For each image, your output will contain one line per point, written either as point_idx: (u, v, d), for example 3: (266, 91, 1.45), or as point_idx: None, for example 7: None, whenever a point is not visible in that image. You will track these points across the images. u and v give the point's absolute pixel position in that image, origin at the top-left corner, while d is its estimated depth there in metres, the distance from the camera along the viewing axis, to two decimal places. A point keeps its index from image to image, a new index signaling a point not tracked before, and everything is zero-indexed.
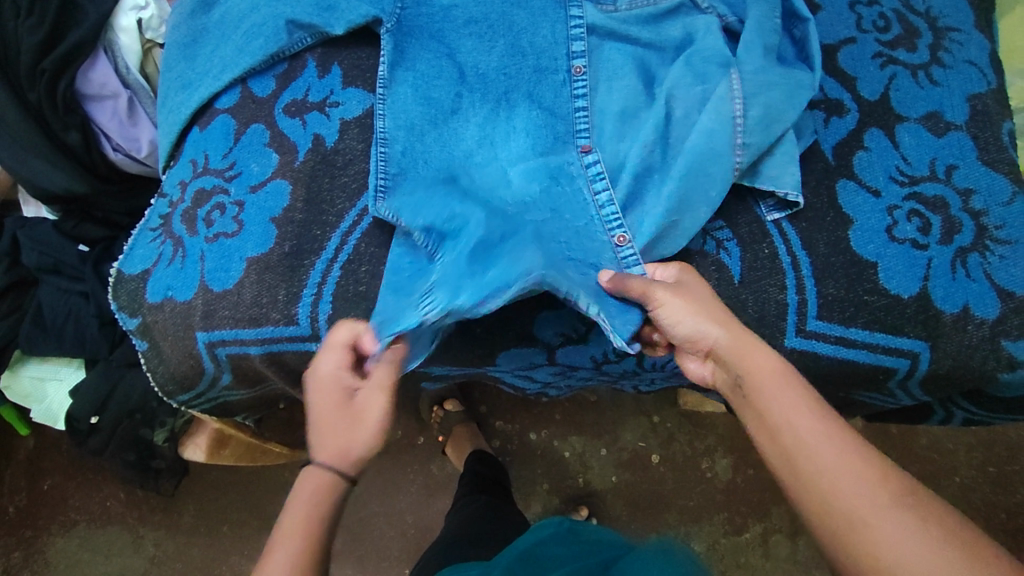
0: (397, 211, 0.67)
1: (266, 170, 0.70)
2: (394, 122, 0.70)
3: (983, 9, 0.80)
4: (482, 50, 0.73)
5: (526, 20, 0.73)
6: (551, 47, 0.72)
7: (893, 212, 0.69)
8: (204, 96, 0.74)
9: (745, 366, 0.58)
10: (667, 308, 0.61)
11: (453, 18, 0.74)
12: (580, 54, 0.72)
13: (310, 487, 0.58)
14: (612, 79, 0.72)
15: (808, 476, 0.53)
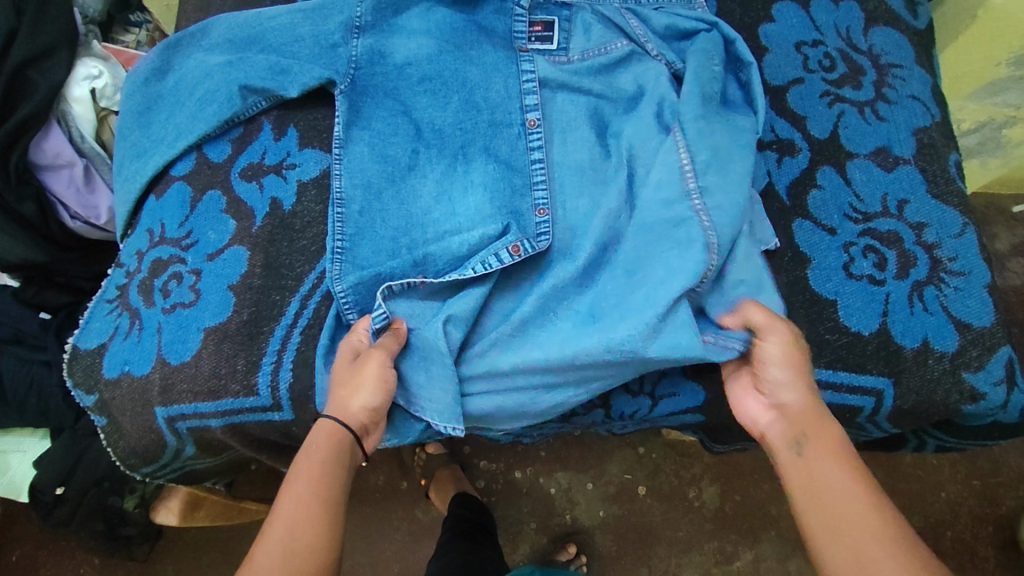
0: (355, 274, 0.67)
1: (223, 237, 0.70)
2: (351, 182, 0.71)
3: (925, 44, 0.82)
4: (438, 107, 0.74)
5: (481, 77, 0.75)
6: (507, 102, 0.74)
7: (850, 249, 0.70)
8: (158, 164, 0.74)
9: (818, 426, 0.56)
10: (768, 347, 0.60)
11: (407, 76, 0.76)
12: (535, 108, 0.74)
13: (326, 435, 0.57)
14: (567, 130, 0.73)
15: (852, 539, 0.49)
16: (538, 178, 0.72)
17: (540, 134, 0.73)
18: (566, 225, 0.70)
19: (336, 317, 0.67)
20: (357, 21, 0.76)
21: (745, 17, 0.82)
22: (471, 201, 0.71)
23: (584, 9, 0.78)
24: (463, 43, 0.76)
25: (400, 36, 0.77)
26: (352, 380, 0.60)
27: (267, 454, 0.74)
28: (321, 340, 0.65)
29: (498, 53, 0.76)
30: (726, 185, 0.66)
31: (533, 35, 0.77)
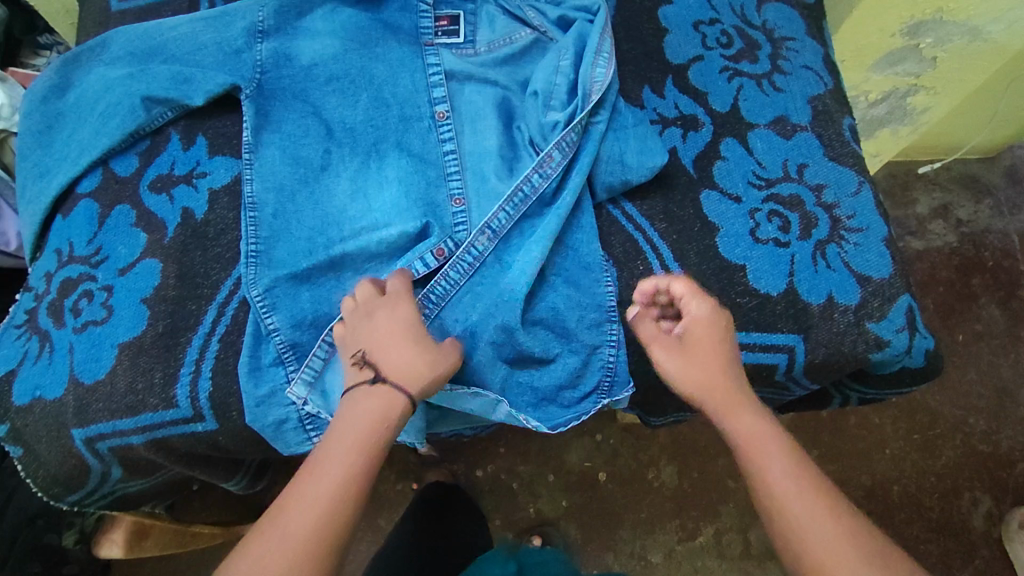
0: (268, 279, 0.65)
1: (134, 250, 0.69)
2: (263, 186, 0.71)
3: (818, 16, 0.86)
4: (348, 105, 0.75)
5: (388, 73, 0.76)
6: (416, 97, 0.75)
7: (755, 215, 0.73)
8: (63, 183, 0.72)
9: (742, 412, 0.60)
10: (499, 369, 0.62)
11: (315, 77, 0.76)
12: (443, 103, 0.75)
13: (382, 404, 0.57)
14: (478, 120, 0.75)
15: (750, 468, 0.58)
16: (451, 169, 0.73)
17: (452, 127, 0.75)
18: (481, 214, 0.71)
19: (255, 328, 0.64)
20: (261, 25, 0.76)
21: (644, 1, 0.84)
22: (386, 197, 0.72)
23: (488, 3, 0.80)
24: (369, 40, 0.77)
25: (305, 37, 0.77)
26: (416, 338, 0.61)
27: (200, 470, 0.72)
28: (241, 356, 0.63)
29: (405, 51, 0.77)
30: (613, 162, 0.71)
31: (440, 29, 0.78)
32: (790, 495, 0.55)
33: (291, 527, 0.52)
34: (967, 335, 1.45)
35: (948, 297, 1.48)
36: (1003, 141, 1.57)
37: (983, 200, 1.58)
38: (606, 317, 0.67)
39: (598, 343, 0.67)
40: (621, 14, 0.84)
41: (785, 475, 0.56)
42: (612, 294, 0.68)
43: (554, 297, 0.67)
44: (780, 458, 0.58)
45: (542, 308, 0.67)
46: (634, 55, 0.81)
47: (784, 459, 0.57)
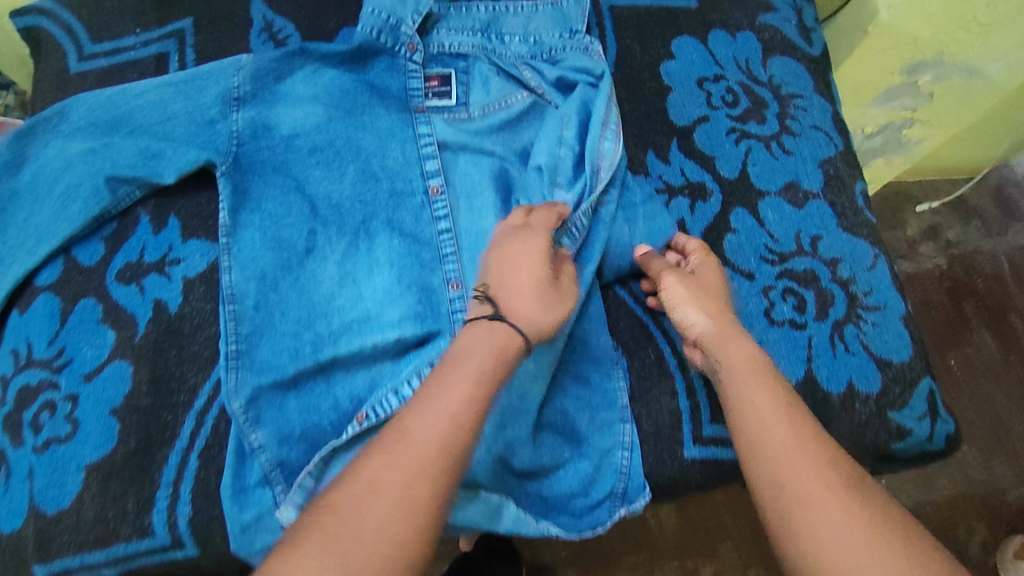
0: (251, 388, 0.60)
1: (101, 352, 0.63)
2: (242, 274, 0.65)
3: (825, 69, 0.82)
4: (333, 179, 0.69)
5: (373, 144, 0.71)
6: (404, 170, 0.70)
7: (769, 293, 0.69)
8: (18, 275, 0.65)
9: (734, 347, 0.59)
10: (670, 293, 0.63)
11: (296, 148, 0.70)
12: (434, 175, 0.70)
13: (498, 343, 0.55)
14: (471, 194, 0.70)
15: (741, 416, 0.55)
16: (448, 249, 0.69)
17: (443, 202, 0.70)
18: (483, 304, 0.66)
19: (238, 445, 0.60)
20: (235, 91, 0.69)
21: (646, 56, 0.79)
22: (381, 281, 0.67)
23: (480, 59, 0.75)
24: (355, 108, 0.71)
25: (284, 104, 0.71)
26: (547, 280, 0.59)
27: None
28: (224, 478, 0.59)
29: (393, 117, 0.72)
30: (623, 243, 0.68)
31: (430, 90, 0.73)
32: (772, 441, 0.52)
33: (413, 453, 0.48)
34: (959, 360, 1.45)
35: (942, 323, 1.47)
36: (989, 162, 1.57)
37: (970, 220, 1.59)
38: (618, 413, 0.64)
39: (610, 443, 0.63)
40: (622, 70, 0.79)
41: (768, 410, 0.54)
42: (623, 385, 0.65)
43: (562, 398, 0.64)
44: (763, 399, 0.55)
45: (555, 407, 0.64)
46: (636, 116, 0.77)
47: (771, 400, 0.54)
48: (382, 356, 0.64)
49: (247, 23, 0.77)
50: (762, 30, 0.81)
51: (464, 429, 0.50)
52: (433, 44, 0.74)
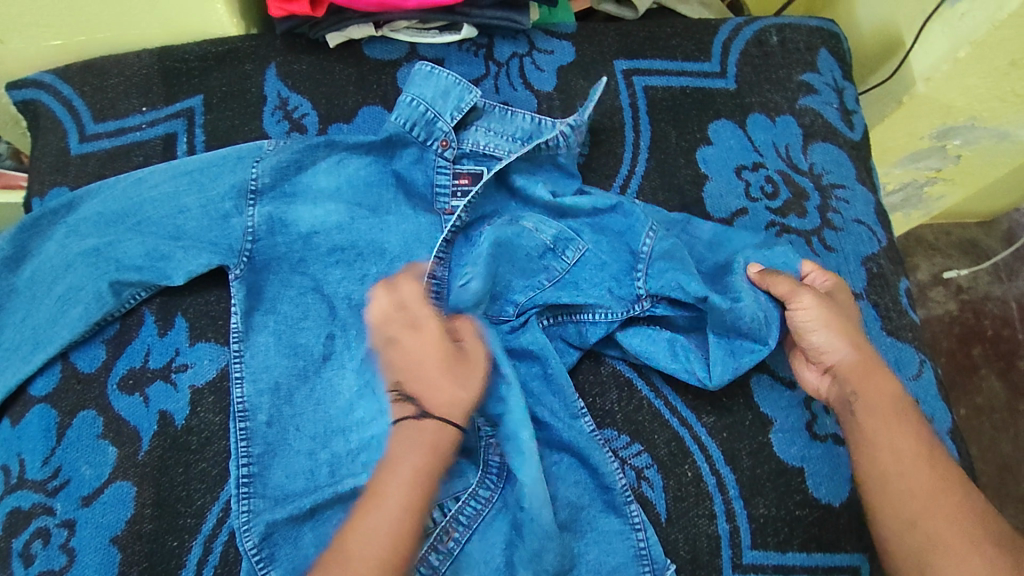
0: (265, 524, 0.56)
1: (101, 471, 0.58)
2: (255, 386, 0.61)
3: (866, 156, 0.79)
4: (354, 279, 0.67)
5: (495, 210, 0.69)
6: (523, 226, 0.67)
7: (811, 405, 0.66)
8: (11, 385, 0.60)
9: (870, 385, 0.59)
10: (807, 311, 0.61)
11: (315, 246, 0.67)
12: (554, 236, 0.67)
13: (416, 430, 0.57)
14: (587, 269, 0.67)
15: (868, 456, 0.58)
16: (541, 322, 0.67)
17: (559, 270, 0.67)
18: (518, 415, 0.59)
19: None
20: (253, 184, 0.66)
21: (681, 141, 0.76)
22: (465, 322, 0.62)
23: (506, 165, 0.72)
24: (379, 205, 0.69)
25: (305, 199, 0.67)
26: (453, 366, 0.59)
27: None
28: None
29: (518, 182, 0.68)
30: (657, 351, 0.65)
31: (457, 188, 0.71)
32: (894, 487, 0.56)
33: (353, 554, 0.52)
34: (968, 409, 1.42)
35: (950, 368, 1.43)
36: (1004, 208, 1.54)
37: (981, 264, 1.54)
38: (637, 552, 0.59)
39: None
40: (654, 155, 0.76)
41: (890, 457, 0.56)
42: (641, 533, 0.59)
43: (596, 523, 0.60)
44: (889, 448, 0.57)
45: (584, 543, 0.59)
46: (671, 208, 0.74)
47: (902, 437, 0.57)
48: None
49: (261, 101, 0.73)
50: (802, 114, 0.78)
51: (401, 528, 0.53)
52: (467, 141, 0.72)
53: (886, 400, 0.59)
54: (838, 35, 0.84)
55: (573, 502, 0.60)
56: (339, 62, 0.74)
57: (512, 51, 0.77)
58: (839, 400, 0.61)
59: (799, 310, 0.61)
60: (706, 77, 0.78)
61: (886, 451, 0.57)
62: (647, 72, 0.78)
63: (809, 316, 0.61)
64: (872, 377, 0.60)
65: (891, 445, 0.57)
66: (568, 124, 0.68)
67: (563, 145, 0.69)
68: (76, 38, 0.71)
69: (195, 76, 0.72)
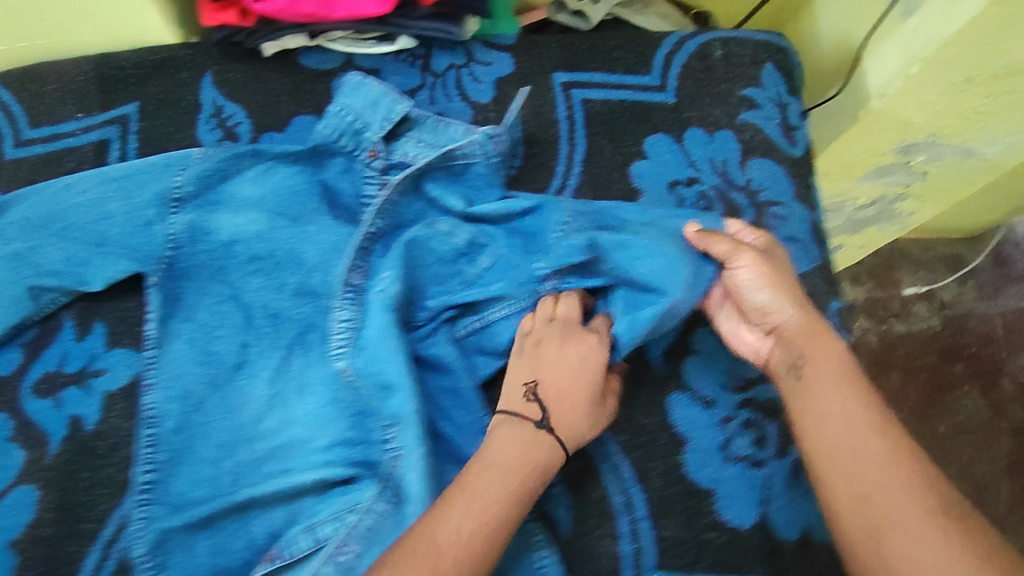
0: (160, 531, 0.57)
1: (8, 473, 0.60)
2: (166, 394, 0.62)
3: (807, 172, 0.78)
4: (272, 289, 0.68)
5: (412, 216, 0.69)
6: (437, 229, 0.67)
7: (728, 426, 0.67)
8: None
9: (820, 348, 0.61)
10: (749, 271, 0.63)
11: (235, 255, 0.68)
12: (468, 240, 0.68)
13: (524, 433, 0.58)
14: (501, 275, 0.67)
15: (819, 426, 0.58)
16: (456, 332, 0.67)
17: (473, 274, 0.68)
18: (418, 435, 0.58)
19: None
20: (176, 192, 0.66)
21: (616, 155, 0.76)
22: (378, 320, 0.62)
23: None
24: (302, 216, 0.69)
25: (228, 208, 0.68)
26: (595, 400, 0.62)
27: None
28: None
29: (430, 190, 0.69)
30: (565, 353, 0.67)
31: None
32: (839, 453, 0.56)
33: (439, 543, 0.50)
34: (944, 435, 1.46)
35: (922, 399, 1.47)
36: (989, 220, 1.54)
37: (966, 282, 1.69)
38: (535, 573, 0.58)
39: None
40: (589, 170, 0.75)
41: (838, 427, 0.57)
42: (542, 552, 0.59)
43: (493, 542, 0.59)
44: (841, 418, 0.57)
45: None
46: None
47: (852, 403, 0.58)
48: (304, 493, 0.61)
49: (197, 108, 0.73)
50: (743, 129, 0.77)
51: (493, 514, 0.52)
52: (396, 152, 0.71)
53: (836, 369, 0.60)
54: (786, 48, 0.83)
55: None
56: (275, 71, 0.75)
57: (450, 62, 0.77)
58: (784, 362, 0.62)
59: (740, 268, 0.63)
60: (646, 91, 0.78)
61: (834, 418, 0.58)
62: (587, 84, 0.77)
63: (750, 275, 0.63)
64: (821, 349, 0.61)
65: (839, 411, 0.58)
66: (482, 133, 0.68)
67: (479, 153, 0.69)
68: (14, 45, 0.72)
69: (131, 82, 0.73)
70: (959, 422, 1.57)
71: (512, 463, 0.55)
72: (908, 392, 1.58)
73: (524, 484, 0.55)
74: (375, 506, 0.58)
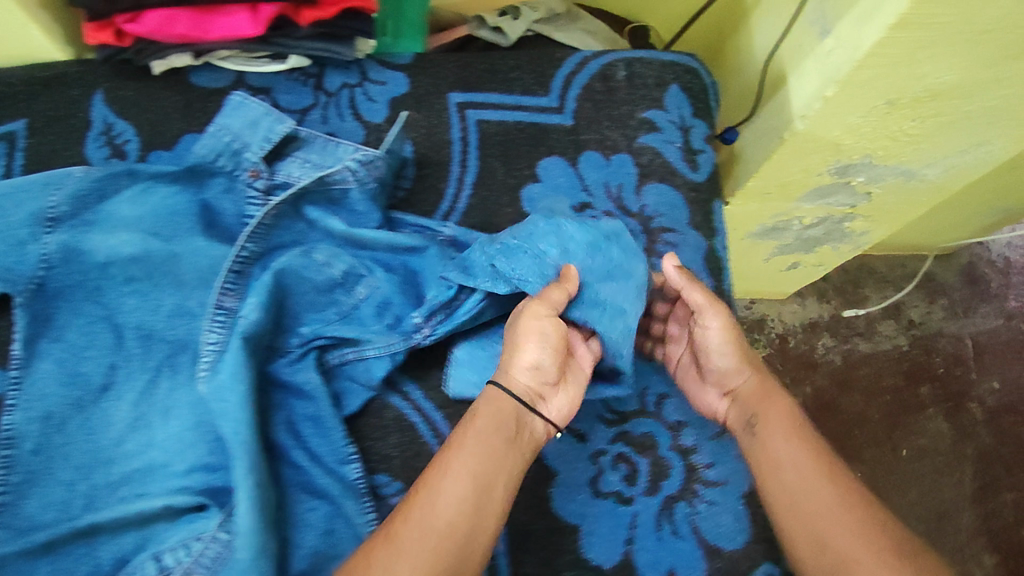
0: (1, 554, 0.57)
1: None
2: (26, 415, 0.62)
3: (707, 198, 0.76)
4: (147, 309, 0.67)
5: (290, 238, 0.69)
6: (313, 259, 0.68)
7: (599, 459, 0.66)
8: None
9: (769, 404, 0.61)
10: (714, 330, 0.64)
11: (111, 275, 0.67)
12: (345, 270, 0.69)
13: (482, 422, 0.57)
14: (378, 305, 0.69)
15: (772, 475, 0.58)
16: (329, 362, 0.68)
17: (350, 304, 0.69)
18: (246, 464, 0.58)
19: None
20: (51, 212, 0.66)
21: (507, 177, 0.74)
22: (234, 347, 0.62)
23: None
24: (177, 234, 0.69)
25: (103, 228, 0.68)
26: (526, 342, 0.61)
27: None
28: None
29: (309, 213, 0.69)
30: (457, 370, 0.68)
31: None
32: (796, 505, 0.55)
33: (378, 564, 0.49)
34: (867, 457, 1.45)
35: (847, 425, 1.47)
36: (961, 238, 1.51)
37: (937, 301, 1.62)
38: None
39: None
40: (478, 193, 0.74)
41: (790, 477, 0.56)
42: None
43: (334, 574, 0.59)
44: (789, 466, 0.57)
45: None
46: None
47: (801, 451, 0.58)
48: (154, 519, 0.60)
49: (86, 125, 0.73)
50: (640, 153, 0.75)
51: (446, 527, 0.51)
52: (280, 172, 0.71)
53: (787, 418, 0.60)
54: (697, 69, 0.80)
55: (318, 550, 0.60)
56: (166, 89, 0.74)
57: (343, 81, 0.76)
58: (740, 421, 0.62)
59: (706, 329, 0.64)
60: (543, 112, 0.76)
61: (786, 466, 0.57)
62: (483, 105, 0.76)
63: (716, 336, 0.64)
64: (771, 400, 0.62)
65: (790, 460, 0.57)
66: (354, 159, 0.68)
67: (352, 179, 0.69)
68: None
69: (21, 100, 0.73)
70: (922, 444, 1.48)
71: (473, 467, 0.54)
72: (870, 414, 1.49)
73: (483, 493, 0.54)
74: (218, 535, 0.59)
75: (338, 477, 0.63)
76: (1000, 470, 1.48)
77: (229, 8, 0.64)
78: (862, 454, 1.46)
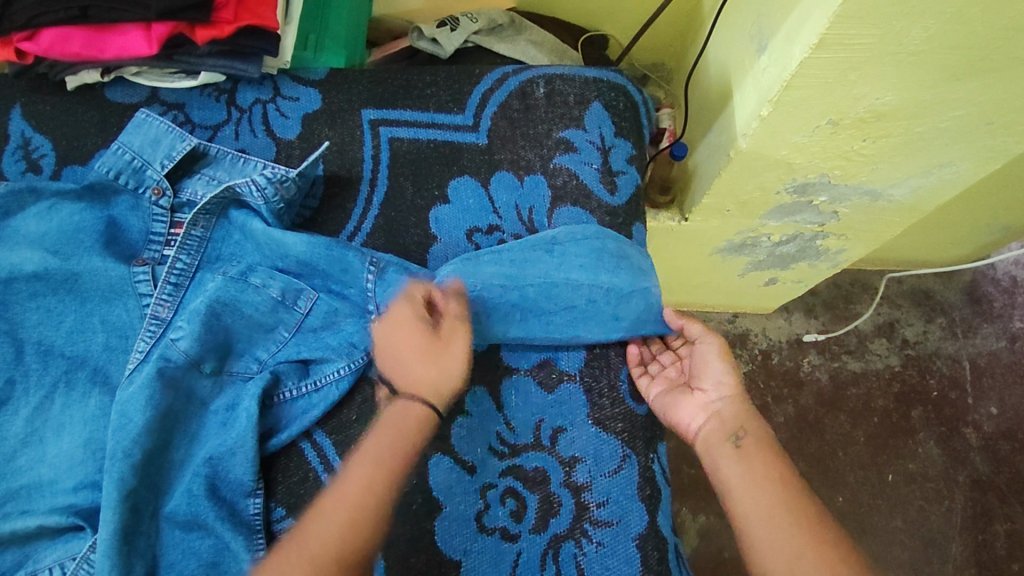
0: None
1: None
2: None
3: (624, 222, 0.72)
4: (50, 324, 0.66)
5: (228, 249, 0.70)
6: (249, 283, 0.67)
7: (486, 493, 0.62)
8: None
9: (753, 422, 0.60)
10: (709, 353, 0.63)
11: (15, 289, 0.66)
12: (282, 290, 0.68)
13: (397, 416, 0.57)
14: (323, 320, 0.68)
15: (747, 478, 0.55)
16: (280, 395, 0.65)
17: (296, 322, 0.68)
18: (116, 490, 0.57)
19: None
20: None
21: (416, 198, 0.73)
22: (149, 367, 0.62)
23: (234, 205, 0.71)
24: (77, 252, 0.67)
25: (7, 242, 0.68)
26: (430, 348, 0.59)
27: None
28: None
29: (234, 216, 0.70)
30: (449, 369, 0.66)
31: (171, 238, 0.70)
32: (756, 519, 0.53)
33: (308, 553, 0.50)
34: (857, 487, 1.22)
35: (843, 448, 1.24)
36: (968, 256, 1.34)
37: (935, 318, 1.34)
38: None
39: None
40: (384, 213, 0.73)
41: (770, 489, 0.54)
42: None
43: None
44: (749, 483, 0.55)
45: None
46: None
47: (776, 467, 0.56)
48: (35, 540, 0.59)
49: (5, 139, 0.74)
50: (555, 175, 0.72)
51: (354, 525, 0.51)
52: (186, 191, 0.71)
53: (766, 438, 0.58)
54: (623, 85, 0.76)
55: None
56: (82, 104, 0.75)
57: (256, 97, 0.76)
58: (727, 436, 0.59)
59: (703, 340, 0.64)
60: (457, 131, 0.74)
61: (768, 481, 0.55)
62: (395, 122, 0.75)
63: (707, 352, 0.64)
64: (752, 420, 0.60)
65: (770, 474, 0.55)
66: (262, 176, 0.68)
67: (252, 194, 0.68)
68: None
69: None
70: (910, 471, 1.23)
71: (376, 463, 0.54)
72: (857, 434, 1.25)
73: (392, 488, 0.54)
74: (88, 557, 0.58)
75: (237, 509, 0.62)
76: (995, 499, 1.22)
77: (125, 27, 0.65)
78: (845, 477, 1.22)
